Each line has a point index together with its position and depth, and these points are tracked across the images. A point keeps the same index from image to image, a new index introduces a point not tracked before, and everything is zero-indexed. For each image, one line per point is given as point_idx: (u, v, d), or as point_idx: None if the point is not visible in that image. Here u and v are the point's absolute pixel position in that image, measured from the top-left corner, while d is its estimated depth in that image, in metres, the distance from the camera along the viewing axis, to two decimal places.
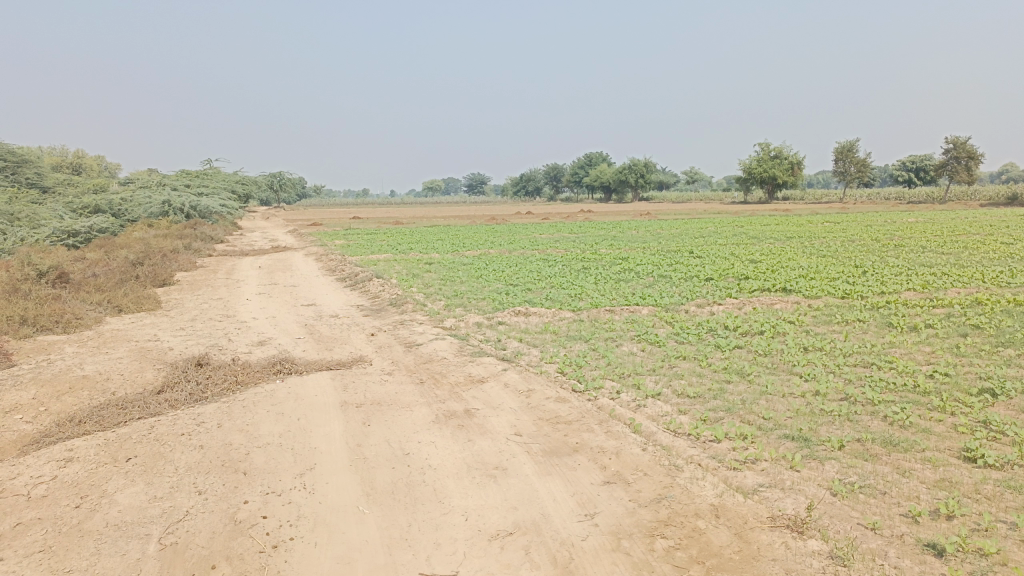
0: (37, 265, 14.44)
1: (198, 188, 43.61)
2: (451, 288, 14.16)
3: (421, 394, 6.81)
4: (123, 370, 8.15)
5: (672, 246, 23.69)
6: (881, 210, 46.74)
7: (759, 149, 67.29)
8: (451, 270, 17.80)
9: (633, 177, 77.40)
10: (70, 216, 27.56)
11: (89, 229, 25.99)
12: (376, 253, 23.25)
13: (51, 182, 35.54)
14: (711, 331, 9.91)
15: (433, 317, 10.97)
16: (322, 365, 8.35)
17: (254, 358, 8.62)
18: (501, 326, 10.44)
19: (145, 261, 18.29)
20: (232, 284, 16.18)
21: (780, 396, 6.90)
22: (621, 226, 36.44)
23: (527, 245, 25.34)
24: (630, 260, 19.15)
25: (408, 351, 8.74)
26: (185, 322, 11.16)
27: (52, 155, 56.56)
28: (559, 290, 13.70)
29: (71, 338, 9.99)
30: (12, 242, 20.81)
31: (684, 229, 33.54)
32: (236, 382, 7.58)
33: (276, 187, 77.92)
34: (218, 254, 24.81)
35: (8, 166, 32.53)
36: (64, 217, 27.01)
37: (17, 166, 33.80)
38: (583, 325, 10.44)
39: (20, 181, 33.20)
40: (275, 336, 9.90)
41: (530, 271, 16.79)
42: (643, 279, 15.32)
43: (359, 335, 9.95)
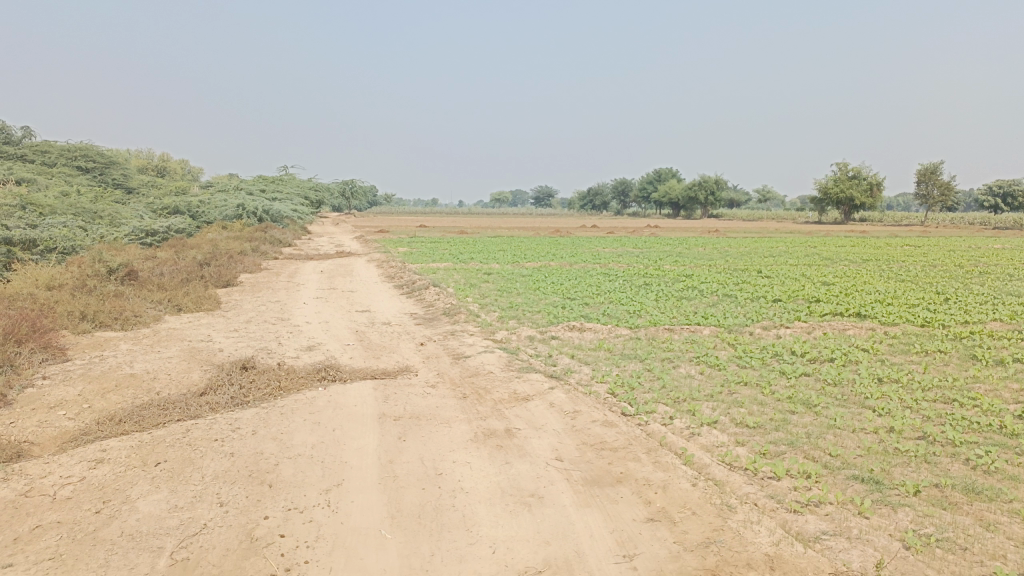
0: (109, 262, 14.84)
1: (271, 192, 44.75)
2: (506, 300, 13.90)
3: (462, 410, 6.52)
4: (171, 369, 8.15)
5: (739, 264, 22.93)
6: (965, 235, 44.56)
7: (836, 168, 65.16)
8: (510, 281, 17.57)
9: (702, 194, 76.00)
10: (148, 216, 28.56)
11: (165, 229, 26.81)
12: (437, 262, 23.22)
13: (135, 184, 36.98)
14: (776, 355, 9.35)
15: (485, 329, 10.71)
16: (366, 374, 8.17)
17: (300, 363, 8.52)
18: (554, 341, 10.09)
19: (211, 262, 18.67)
20: (292, 287, 16.32)
21: (848, 431, 6.34)
22: (688, 243, 35.60)
23: (589, 258, 24.93)
24: (694, 277, 18.55)
25: (455, 364, 8.49)
26: (240, 324, 11.21)
27: (139, 158, 59.12)
28: (617, 306, 13.28)
29: (127, 335, 10.15)
30: (93, 240, 21.59)
31: (754, 247, 32.52)
32: (279, 388, 7.46)
33: (348, 194, 79.50)
34: (284, 257, 25.25)
35: (96, 167, 34.02)
36: (143, 217, 27.97)
37: (105, 167, 35.28)
38: (640, 343, 10.00)
39: (107, 182, 34.62)
40: (324, 342, 9.80)
41: (589, 285, 16.41)
42: (706, 297, 14.75)
43: (408, 344, 9.76)
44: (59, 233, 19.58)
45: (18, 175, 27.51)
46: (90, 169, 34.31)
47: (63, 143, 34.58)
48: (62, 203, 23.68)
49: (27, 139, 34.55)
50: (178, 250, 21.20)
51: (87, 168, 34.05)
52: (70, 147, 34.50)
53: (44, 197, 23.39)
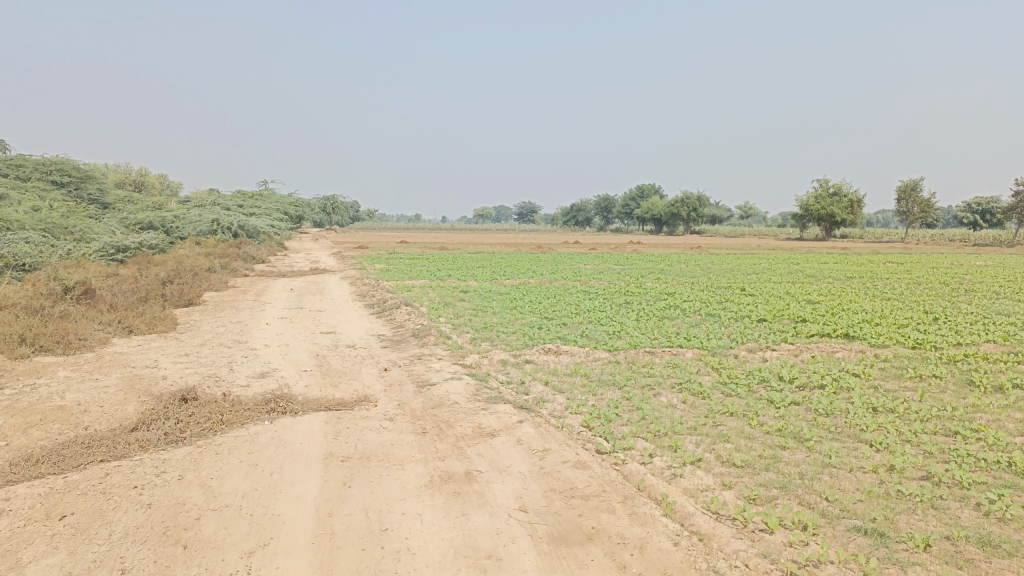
0: (64, 280, 14.05)
1: (249, 208, 43.92)
2: (481, 320, 13.26)
3: (419, 448, 5.87)
4: (105, 400, 7.44)
5: (722, 282, 22.47)
6: (944, 252, 44.56)
7: (816, 185, 65.28)
8: (486, 299, 16.95)
9: (685, 211, 75.89)
10: (120, 231, 27.70)
11: (137, 245, 25.99)
12: (413, 279, 22.55)
13: (112, 199, 36.03)
14: (763, 382, 8.77)
15: (455, 352, 10.06)
16: (320, 405, 7.48)
17: (249, 393, 7.82)
18: (527, 366, 9.44)
19: (176, 279, 17.89)
20: (258, 306, 15.59)
21: (845, 471, 5.75)
22: (670, 260, 35.12)
23: (570, 275, 24.36)
24: (676, 295, 18.03)
25: (418, 392, 7.82)
26: (193, 348, 10.48)
27: (117, 172, 58.10)
28: (597, 326, 12.68)
29: (67, 360, 9.40)
30: (58, 257, 20.74)
31: (737, 264, 32.13)
32: (221, 423, 6.77)
33: (329, 210, 78.67)
34: (255, 274, 24.49)
35: (69, 182, 33.12)
36: (115, 233, 27.11)
37: (80, 182, 34.36)
38: (619, 368, 9.39)
39: (83, 197, 33.67)
40: (280, 368, 9.10)
41: (568, 304, 15.82)
42: (689, 317, 14.20)
43: (370, 370, 9.08)
44: (20, 249, 18.74)
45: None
46: (65, 184, 33.38)
47: (37, 157, 33.63)
48: (30, 218, 22.79)
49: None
50: (143, 266, 20.37)
51: (62, 183, 33.10)
52: (44, 161, 33.55)
53: (9, 212, 22.51)
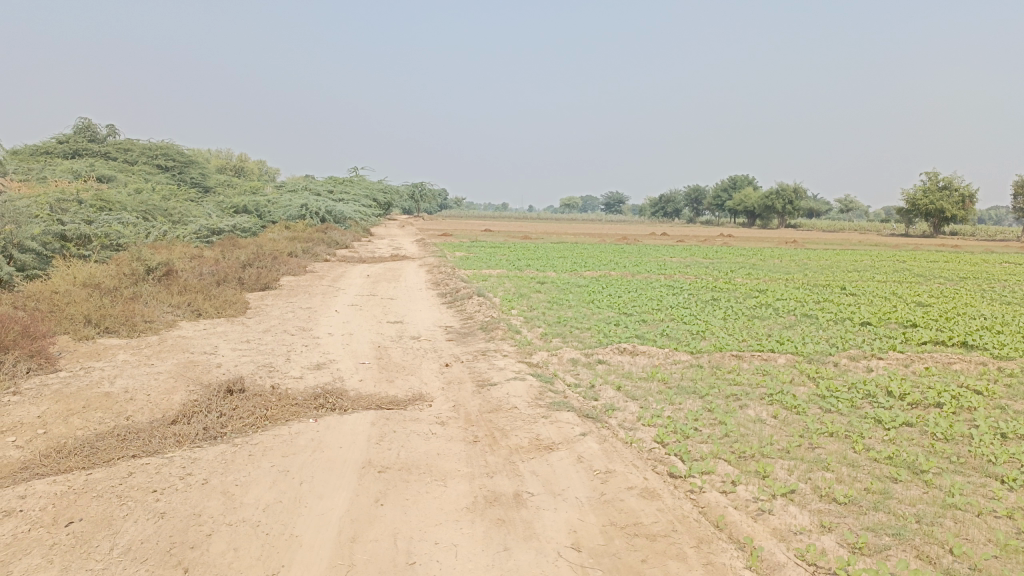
0: (146, 260, 14.16)
1: (339, 193, 44.55)
2: (555, 314, 12.54)
3: (467, 460, 5.23)
4: (153, 388, 7.13)
5: (820, 279, 20.98)
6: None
7: (924, 179, 61.24)
8: (563, 291, 16.23)
9: (779, 203, 72.67)
10: (215, 214, 28.38)
11: (230, 228, 26.51)
12: (491, 268, 22.01)
13: (212, 184, 37.03)
14: (868, 397, 7.72)
15: (522, 349, 9.39)
16: (371, 403, 6.95)
17: (299, 386, 7.38)
18: (599, 367, 8.66)
19: (255, 263, 17.92)
20: (331, 292, 15.35)
21: (973, 515, 4.77)
22: (762, 254, 33.35)
23: (654, 268, 23.29)
24: (768, 293, 16.81)
25: (477, 393, 7.18)
26: (256, 334, 10.19)
27: (219, 158, 60.23)
28: (679, 325, 11.77)
29: (130, 344, 9.24)
30: (151, 239, 21.23)
31: (835, 261, 30.16)
32: (264, 419, 6.32)
33: (418, 197, 79.41)
34: (337, 260, 24.54)
35: (173, 167, 34.27)
36: (211, 215, 27.80)
37: (184, 167, 35.50)
38: (702, 373, 8.50)
39: (186, 181, 34.67)
40: (337, 360, 8.64)
41: (650, 299, 14.92)
42: (782, 317, 13.08)
43: (431, 365, 8.52)
44: (114, 229, 19.21)
45: (93, 172, 27.62)
46: (169, 168, 34.43)
47: (145, 143, 34.84)
48: (131, 200, 23.50)
49: (111, 138, 34.98)
50: (228, 249, 20.59)
51: (166, 167, 34.14)
52: (150, 146, 34.70)
53: (110, 194, 23.22)
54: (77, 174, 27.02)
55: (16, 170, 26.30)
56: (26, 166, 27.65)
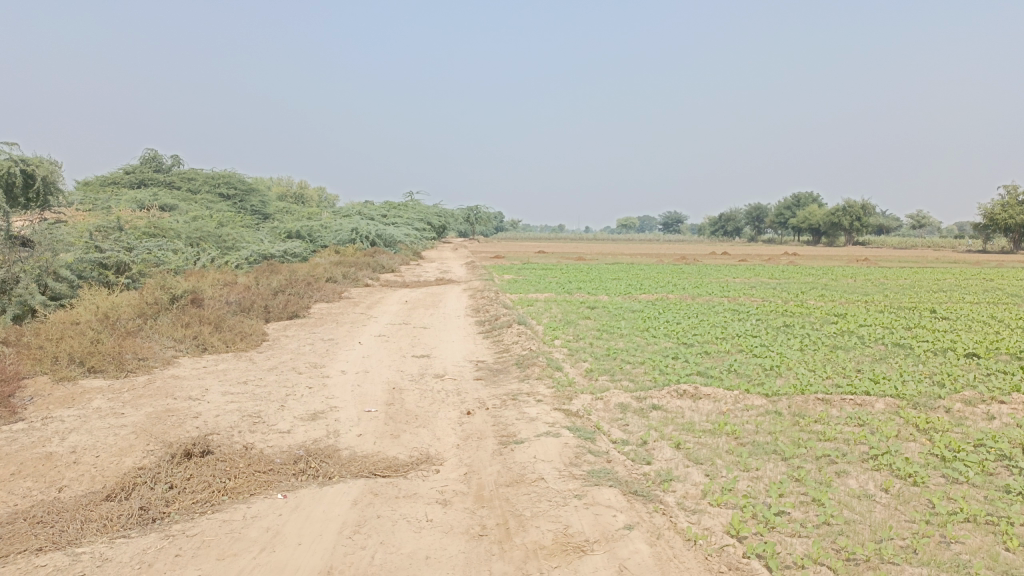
0: (170, 289, 13.08)
1: (392, 216, 43.83)
2: (604, 346, 11.00)
3: (463, 570, 3.76)
4: (107, 447, 5.90)
5: (903, 302, 18.88)
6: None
7: (1005, 192, 57.29)
8: (615, 318, 14.68)
9: (847, 219, 69.41)
10: (267, 239, 27.75)
11: (280, 254, 25.76)
12: (539, 292, 20.56)
13: (270, 210, 36.61)
14: (1005, 461, 5.94)
15: (560, 392, 7.84)
16: (364, 467, 5.55)
17: (281, 444, 6.02)
18: (654, 416, 7.09)
19: (288, 289, 16.89)
20: (361, 321, 14.12)
21: None
22: (835, 273, 30.95)
23: (717, 291, 21.46)
24: (849, 318, 14.90)
25: (496, 456, 5.68)
26: (258, 372, 8.93)
27: (279, 185, 60.60)
28: (750, 358, 10.10)
29: (113, 387, 8.10)
30: (195, 266, 20.51)
31: (914, 280, 27.76)
32: (220, 495, 4.98)
33: (473, 220, 78.49)
34: (379, 285, 23.47)
35: (234, 194, 33.85)
36: (262, 240, 27.19)
37: (245, 194, 35.03)
38: (783, 426, 6.81)
39: (245, 209, 34.28)
40: (339, 406, 7.26)
41: (713, 327, 13.24)
42: (869, 348, 11.25)
43: (448, 414, 7.09)
44: (156, 257, 18.51)
45: (155, 200, 27.34)
46: (230, 196, 34.04)
47: (208, 170, 34.56)
48: (184, 226, 22.91)
49: (174, 166, 34.88)
50: (265, 274, 19.65)
51: (228, 195, 33.67)
52: (213, 174, 34.37)
53: (163, 221, 22.68)
54: (138, 202, 26.73)
55: (79, 201, 26.14)
56: (89, 196, 27.53)
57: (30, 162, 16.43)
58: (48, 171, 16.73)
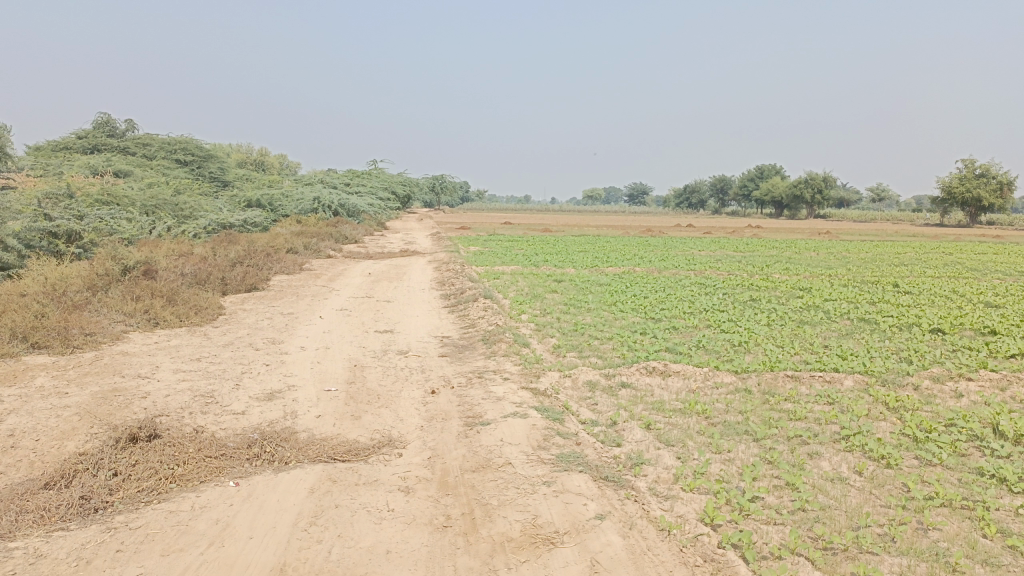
0: (122, 259, 12.54)
1: (355, 185, 43.03)
2: (571, 321, 10.82)
3: (427, 566, 3.54)
4: (47, 429, 5.53)
5: (866, 276, 19.05)
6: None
7: (962, 167, 58.27)
8: (582, 291, 14.52)
9: (809, 193, 70.13)
10: (226, 207, 27.00)
11: (240, 223, 25.07)
12: (505, 264, 20.32)
13: (230, 178, 35.63)
14: (975, 441, 5.90)
15: (528, 369, 7.64)
16: (323, 452, 5.29)
17: (234, 427, 5.72)
18: (623, 395, 6.93)
19: (247, 260, 16.39)
20: (323, 294, 13.74)
21: None
22: (798, 247, 31.20)
23: (683, 264, 21.44)
24: (814, 292, 14.95)
25: (462, 438, 5.46)
26: (213, 348, 8.56)
27: (240, 152, 59.13)
28: (719, 333, 10.01)
29: (57, 364, 7.67)
30: (151, 236, 19.81)
31: (875, 254, 28.09)
32: (168, 483, 4.69)
33: (439, 190, 77.60)
34: (342, 256, 23.01)
35: (192, 161, 32.82)
36: (222, 208, 26.42)
37: (204, 161, 34.00)
38: (753, 405, 6.70)
39: (204, 176, 33.30)
40: (298, 385, 6.97)
41: (681, 301, 13.15)
42: (835, 323, 11.26)
43: (413, 393, 6.84)
44: (109, 226, 17.82)
45: (109, 166, 26.35)
46: (188, 163, 33.01)
47: (165, 136, 33.44)
48: (140, 194, 22.09)
49: (128, 131, 33.66)
50: (223, 244, 19.08)
51: (186, 162, 32.66)
52: (170, 140, 33.27)
53: (117, 188, 21.86)
54: (91, 168, 25.74)
55: (28, 166, 25.08)
56: (39, 161, 26.43)
57: None
58: None
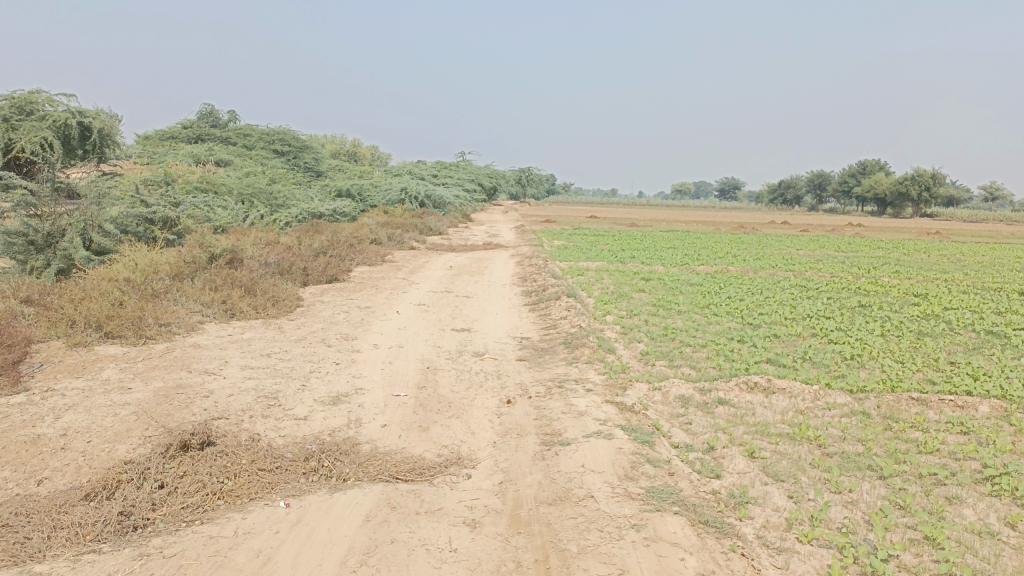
0: (209, 247, 12.50)
1: (444, 177, 43.02)
2: (660, 324, 10.05)
3: None
4: (102, 430, 5.25)
5: (987, 281, 17.39)
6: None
7: None
8: (672, 291, 13.68)
9: (915, 190, 66.12)
10: (317, 197, 27.25)
11: (329, 213, 25.23)
12: (590, 260, 19.59)
13: (324, 168, 36.11)
14: None
15: (613, 380, 6.97)
16: (385, 468, 4.79)
17: (294, 434, 5.29)
18: (721, 414, 6.16)
19: (330, 250, 16.27)
20: (403, 287, 13.40)
21: None
22: (905, 247, 29.14)
23: (781, 264, 20.16)
24: (932, 299, 13.60)
25: (538, 461, 4.85)
26: (284, 344, 8.25)
27: (334, 143, 60.30)
28: (828, 345, 9.03)
29: (129, 355, 7.49)
30: (244, 224, 20.04)
31: (994, 257, 25.87)
32: (215, 500, 4.28)
33: (525, 181, 77.12)
34: (426, 248, 22.80)
35: (289, 151, 33.38)
36: (312, 198, 26.68)
37: (300, 151, 34.51)
38: (874, 433, 5.82)
39: (300, 166, 33.80)
40: (366, 389, 6.52)
41: (782, 305, 12.15)
42: (960, 336, 10.07)
43: (486, 403, 6.27)
44: (203, 213, 18.09)
45: (210, 156, 27.01)
46: (285, 153, 33.57)
47: (264, 127, 34.10)
48: (236, 182, 22.44)
49: (230, 122, 34.52)
50: (309, 234, 19.10)
51: (283, 152, 33.23)
52: (269, 131, 33.91)
53: (215, 176, 22.25)
54: (194, 158, 26.43)
55: (135, 154, 25.98)
56: (146, 150, 27.32)
57: (85, 114, 15.90)
58: (104, 123, 16.18)
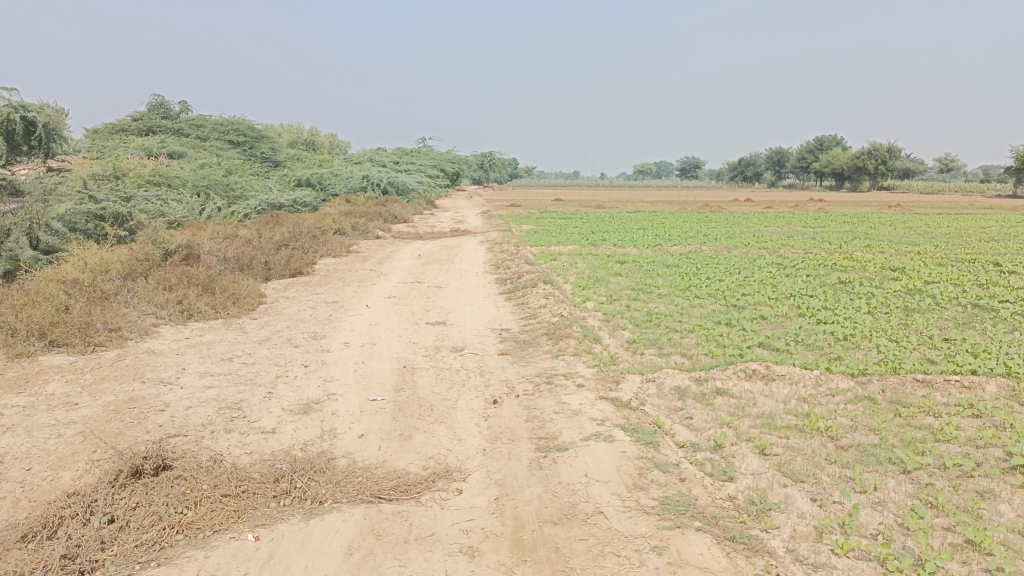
0: (163, 243, 11.75)
1: (405, 164, 42.10)
2: (644, 310, 9.63)
3: None
4: (43, 455, 4.66)
5: (959, 253, 17.32)
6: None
7: None
8: (650, 274, 13.29)
9: (872, 163, 66.86)
10: (276, 187, 26.34)
11: (290, 204, 24.36)
12: (560, 244, 19.13)
13: (282, 158, 35.04)
14: None
15: (604, 373, 6.53)
16: (366, 487, 4.29)
17: (262, 451, 4.76)
18: (724, 407, 5.75)
19: (292, 242, 15.56)
20: (370, 280, 12.79)
21: None
22: (870, 221, 29.21)
23: (753, 242, 19.93)
24: (911, 273, 13.41)
25: (535, 471, 4.39)
26: (247, 346, 7.67)
27: (291, 132, 58.76)
28: (819, 325, 8.70)
29: (77, 366, 6.85)
30: (200, 217, 19.16)
31: (958, 228, 26.00)
32: (174, 535, 3.76)
33: (487, 167, 76.25)
34: (391, 236, 22.11)
35: (245, 142, 32.27)
36: (272, 188, 25.78)
37: (256, 141, 33.38)
38: (885, 421, 5.48)
39: (256, 156, 32.69)
40: (338, 394, 5.99)
41: (763, 285, 11.83)
42: (948, 310, 9.83)
43: (471, 405, 5.78)
44: (157, 207, 17.21)
45: (162, 148, 25.89)
46: (240, 143, 32.43)
47: (217, 117, 32.87)
48: (191, 173, 21.48)
49: (182, 113, 33.24)
50: (269, 226, 18.30)
51: (238, 142, 32.09)
52: (223, 121, 32.70)
53: (168, 168, 21.27)
54: (145, 150, 25.31)
55: (83, 149, 24.76)
56: (94, 144, 26.10)
57: (28, 108, 14.85)
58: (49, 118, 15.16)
